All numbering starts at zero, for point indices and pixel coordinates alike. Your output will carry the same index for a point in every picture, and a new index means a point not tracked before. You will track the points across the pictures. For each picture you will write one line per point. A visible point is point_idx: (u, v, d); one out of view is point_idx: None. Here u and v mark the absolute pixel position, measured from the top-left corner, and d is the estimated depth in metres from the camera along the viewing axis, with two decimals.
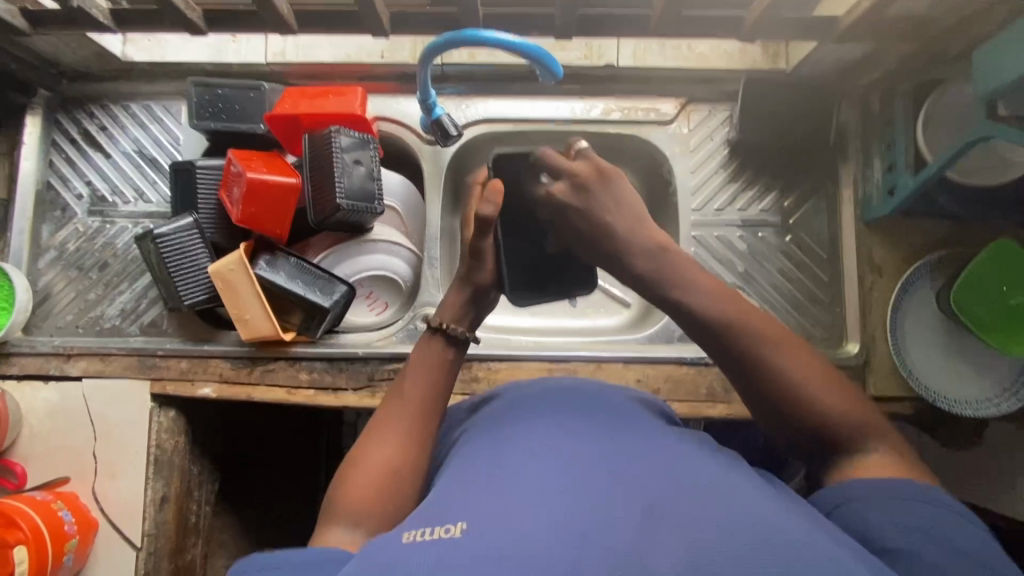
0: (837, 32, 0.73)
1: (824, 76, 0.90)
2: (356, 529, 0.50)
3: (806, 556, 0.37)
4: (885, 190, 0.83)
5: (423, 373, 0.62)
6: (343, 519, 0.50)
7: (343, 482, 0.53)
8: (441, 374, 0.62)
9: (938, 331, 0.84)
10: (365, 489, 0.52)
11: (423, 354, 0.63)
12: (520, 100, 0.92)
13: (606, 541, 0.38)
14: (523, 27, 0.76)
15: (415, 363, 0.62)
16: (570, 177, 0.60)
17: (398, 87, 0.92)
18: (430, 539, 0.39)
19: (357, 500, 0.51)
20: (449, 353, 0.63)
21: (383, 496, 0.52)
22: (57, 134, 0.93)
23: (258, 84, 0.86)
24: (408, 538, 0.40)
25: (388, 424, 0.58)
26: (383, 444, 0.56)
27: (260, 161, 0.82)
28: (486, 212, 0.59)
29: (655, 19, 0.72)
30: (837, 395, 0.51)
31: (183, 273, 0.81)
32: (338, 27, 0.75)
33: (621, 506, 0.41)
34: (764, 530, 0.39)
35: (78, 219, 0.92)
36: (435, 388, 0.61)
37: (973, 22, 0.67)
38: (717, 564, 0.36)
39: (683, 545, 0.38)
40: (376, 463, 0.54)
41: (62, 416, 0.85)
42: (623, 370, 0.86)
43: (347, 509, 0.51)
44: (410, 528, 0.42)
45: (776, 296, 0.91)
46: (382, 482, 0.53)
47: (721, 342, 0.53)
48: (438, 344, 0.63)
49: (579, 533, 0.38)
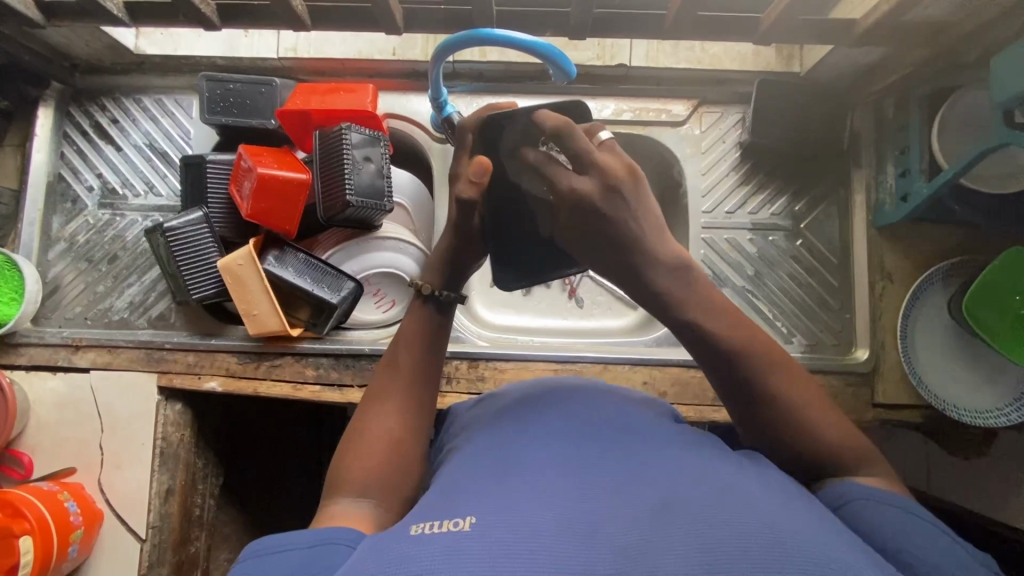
0: (854, 35, 0.73)
1: (837, 79, 0.89)
2: (365, 501, 0.49)
3: (824, 556, 0.36)
4: (899, 197, 0.83)
5: (416, 343, 0.61)
6: (349, 492, 0.49)
7: (346, 459, 0.52)
8: (434, 343, 0.61)
9: (946, 338, 0.83)
10: (370, 462, 0.52)
11: (411, 324, 0.62)
12: (531, 99, 0.92)
13: (613, 541, 0.37)
14: (536, 26, 0.75)
15: (405, 333, 0.61)
16: (604, 175, 0.55)
17: (409, 84, 0.92)
18: (437, 531, 0.39)
19: (360, 473, 0.50)
20: (438, 320, 0.63)
21: (390, 468, 0.52)
22: (69, 126, 0.94)
23: (269, 80, 0.86)
24: (416, 530, 0.39)
25: (387, 396, 0.57)
26: (385, 417, 0.55)
27: (270, 156, 0.82)
28: (467, 194, 0.60)
29: (670, 19, 0.72)
30: (808, 393, 0.52)
31: (192, 267, 0.82)
32: (350, 23, 0.75)
33: (627, 509, 0.40)
34: (779, 529, 0.38)
35: (89, 211, 0.92)
36: (426, 355, 0.60)
37: (990, 27, 0.67)
38: (732, 564, 0.35)
39: (695, 544, 0.36)
40: (379, 434, 0.54)
41: (70, 407, 0.85)
42: (630, 373, 0.86)
43: (353, 481, 0.50)
44: (418, 521, 0.41)
45: (786, 302, 0.90)
46: (387, 453, 0.53)
47: (717, 352, 0.53)
48: (426, 311, 0.62)
49: (585, 529, 0.38)
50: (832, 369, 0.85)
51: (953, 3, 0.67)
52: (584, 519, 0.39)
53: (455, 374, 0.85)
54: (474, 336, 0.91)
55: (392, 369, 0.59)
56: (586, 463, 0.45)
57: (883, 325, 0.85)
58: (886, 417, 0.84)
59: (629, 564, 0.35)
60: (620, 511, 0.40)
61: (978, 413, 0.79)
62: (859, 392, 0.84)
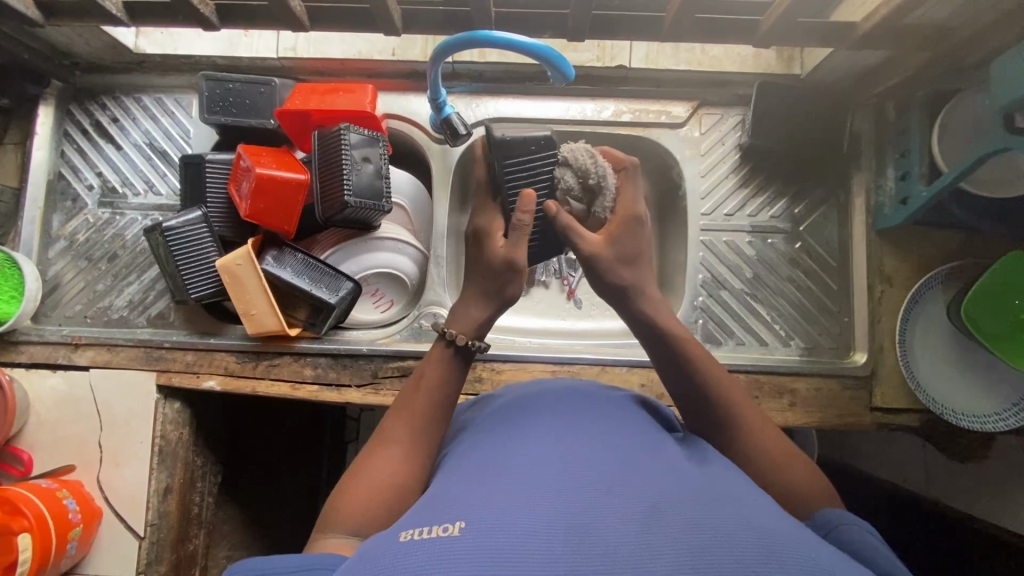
0: (854, 39, 0.72)
1: (837, 82, 0.89)
2: (356, 537, 0.49)
3: (811, 557, 0.36)
4: (898, 199, 0.82)
5: (432, 388, 0.59)
6: (342, 527, 0.49)
7: (344, 492, 0.52)
8: (451, 389, 0.60)
9: (945, 341, 0.83)
10: (368, 498, 0.51)
11: (431, 367, 0.60)
12: (530, 100, 0.92)
13: (600, 541, 0.37)
14: (535, 28, 0.75)
15: (425, 376, 0.60)
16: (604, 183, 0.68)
17: (409, 84, 0.92)
18: (427, 537, 0.38)
19: (356, 508, 0.50)
20: (455, 368, 0.60)
21: (387, 509, 0.51)
22: (69, 124, 0.94)
23: (268, 80, 0.86)
24: (407, 537, 0.39)
25: (396, 438, 0.56)
26: (388, 454, 0.55)
27: (268, 156, 0.82)
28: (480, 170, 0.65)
29: (669, 22, 0.71)
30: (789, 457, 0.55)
31: (190, 266, 0.82)
32: (349, 23, 0.75)
33: (619, 508, 0.40)
34: (768, 533, 0.38)
35: (88, 210, 0.92)
36: (436, 397, 0.59)
37: (990, 30, 0.66)
38: (717, 563, 0.35)
39: (683, 545, 0.36)
40: (379, 473, 0.53)
41: (69, 404, 0.86)
42: (627, 375, 0.86)
43: (350, 515, 0.50)
44: (408, 527, 0.41)
45: (785, 305, 0.90)
46: (386, 495, 0.52)
47: (679, 366, 0.60)
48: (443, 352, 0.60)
49: (573, 530, 0.38)
50: (830, 372, 0.85)
51: (953, 7, 0.66)
52: (572, 521, 0.39)
53: None
54: None
55: (403, 411, 0.58)
56: (579, 463, 0.45)
57: (882, 328, 0.85)
58: (884, 421, 0.84)
59: (616, 562, 0.35)
60: (612, 509, 0.40)
61: (977, 417, 0.79)
62: (857, 396, 0.84)
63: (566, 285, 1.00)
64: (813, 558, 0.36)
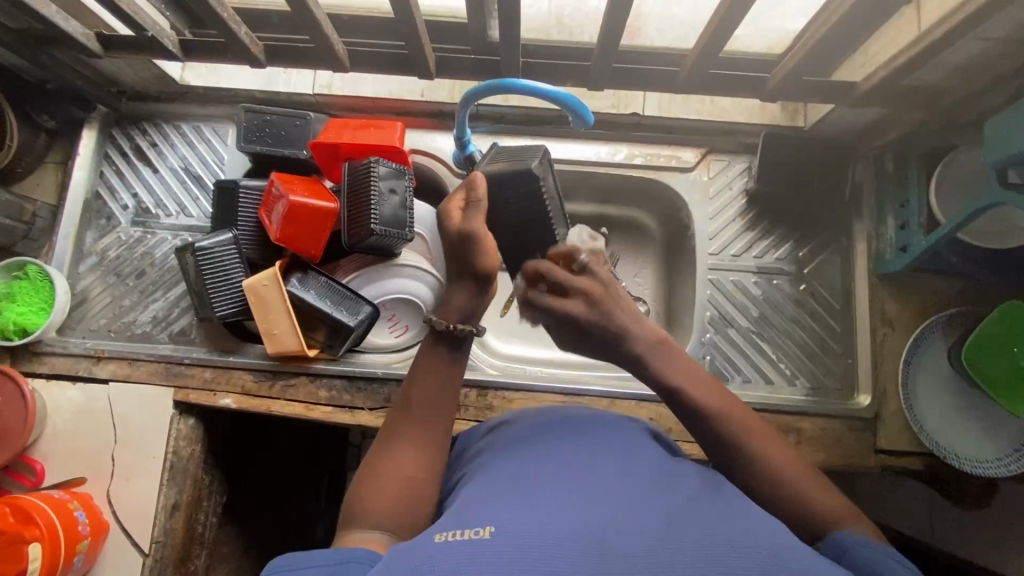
0: (855, 97, 0.78)
1: (839, 135, 0.94)
2: (379, 529, 0.49)
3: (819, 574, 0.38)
4: (899, 247, 0.86)
5: (430, 379, 0.59)
6: (364, 522, 0.50)
7: (362, 491, 0.52)
8: (450, 379, 0.59)
9: (945, 384, 0.85)
10: (387, 494, 0.51)
11: (425, 359, 0.60)
12: (549, 141, 0.97)
13: (622, 549, 0.39)
14: (559, 76, 0.81)
15: (419, 371, 0.60)
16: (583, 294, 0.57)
17: (435, 123, 0.98)
18: (461, 539, 0.40)
19: (375, 503, 0.51)
20: (449, 357, 0.60)
21: (402, 502, 0.51)
22: (110, 147, 0.99)
23: (304, 114, 0.92)
24: (441, 538, 0.41)
25: (402, 435, 0.56)
26: (400, 452, 0.55)
27: (300, 184, 0.86)
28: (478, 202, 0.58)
29: (683, 76, 0.77)
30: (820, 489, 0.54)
31: (218, 285, 0.85)
32: (386, 66, 0.81)
33: (638, 519, 0.42)
34: (780, 550, 0.40)
35: (121, 228, 0.96)
36: (440, 393, 0.59)
37: (983, 93, 0.71)
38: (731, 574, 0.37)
39: (702, 558, 0.39)
40: (394, 471, 0.53)
41: (87, 417, 0.87)
42: (635, 408, 0.87)
43: (368, 509, 0.50)
44: (441, 531, 0.42)
45: (790, 344, 0.93)
46: (403, 490, 0.52)
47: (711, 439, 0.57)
48: (438, 348, 0.60)
49: (594, 537, 0.40)
50: (835, 411, 0.86)
51: (946, 72, 0.72)
52: (595, 529, 0.40)
53: (465, 402, 0.87)
54: (485, 365, 0.93)
55: (408, 406, 0.58)
56: (598, 477, 0.47)
57: (884, 371, 0.87)
58: (889, 463, 0.85)
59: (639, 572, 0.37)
60: (631, 519, 0.41)
61: (977, 462, 0.80)
62: (861, 437, 0.86)
63: None
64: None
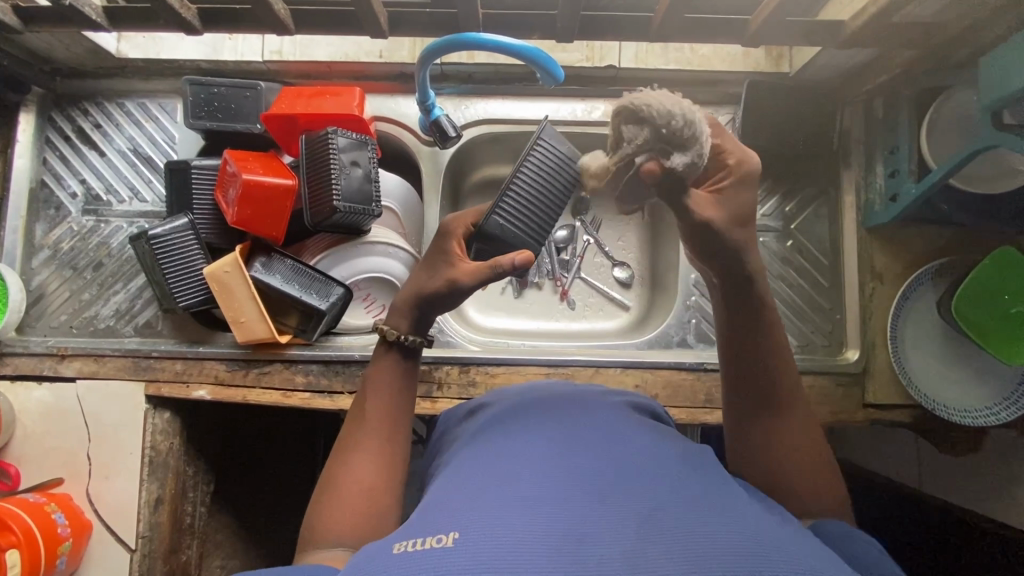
0: (843, 36, 0.72)
1: (826, 80, 0.89)
2: (339, 547, 0.49)
3: (802, 558, 0.37)
4: (888, 197, 0.82)
5: (382, 386, 0.59)
6: (324, 541, 0.49)
7: (323, 507, 0.52)
8: (401, 389, 0.59)
9: (935, 337, 0.83)
10: (347, 509, 0.51)
11: (377, 369, 0.60)
12: (519, 100, 0.91)
13: (597, 549, 0.36)
14: (524, 28, 0.75)
15: (372, 378, 0.60)
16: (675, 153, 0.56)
17: (397, 86, 0.92)
18: (420, 549, 0.38)
19: (336, 522, 0.50)
20: (400, 364, 0.60)
21: (362, 516, 0.51)
22: (51, 131, 0.92)
23: (254, 83, 0.85)
24: (400, 549, 0.39)
25: (358, 444, 0.56)
26: (358, 461, 0.55)
27: (256, 162, 0.81)
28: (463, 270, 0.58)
29: (657, 22, 0.71)
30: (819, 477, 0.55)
31: (177, 274, 0.81)
32: (335, 26, 0.74)
33: (610, 514, 0.39)
34: (761, 536, 0.38)
35: (72, 218, 0.91)
36: (394, 400, 0.59)
37: (977, 27, 0.66)
38: (712, 567, 0.35)
39: (677, 548, 0.36)
40: (352, 482, 0.53)
41: (56, 417, 0.84)
42: (622, 376, 0.85)
43: (330, 527, 0.50)
44: (400, 539, 0.40)
45: (778, 303, 0.90)
46: (361, 501, 0.52)
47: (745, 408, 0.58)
48: (391, 356, 0.60)
49: (566, 539, 0.37)
50: (822, 370, 0.85)
51: (940, 6, 0.66)
52: (567, 531, 0.38)
53: (446, 380, 0.85)
54: (465, 341, 0.90)
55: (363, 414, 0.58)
56: (570, 466, 0.45)
57: (873, 325, 0.85)
58: (877, 418, 0.85)
59: (611, 571, 0.35)
60: (602, 513, 0.40)
61: (968, 412, 0.80)
62: (849, 393, 0.85)
63: (558, 287, 0.99)
64: (801, 558, 0.37)
